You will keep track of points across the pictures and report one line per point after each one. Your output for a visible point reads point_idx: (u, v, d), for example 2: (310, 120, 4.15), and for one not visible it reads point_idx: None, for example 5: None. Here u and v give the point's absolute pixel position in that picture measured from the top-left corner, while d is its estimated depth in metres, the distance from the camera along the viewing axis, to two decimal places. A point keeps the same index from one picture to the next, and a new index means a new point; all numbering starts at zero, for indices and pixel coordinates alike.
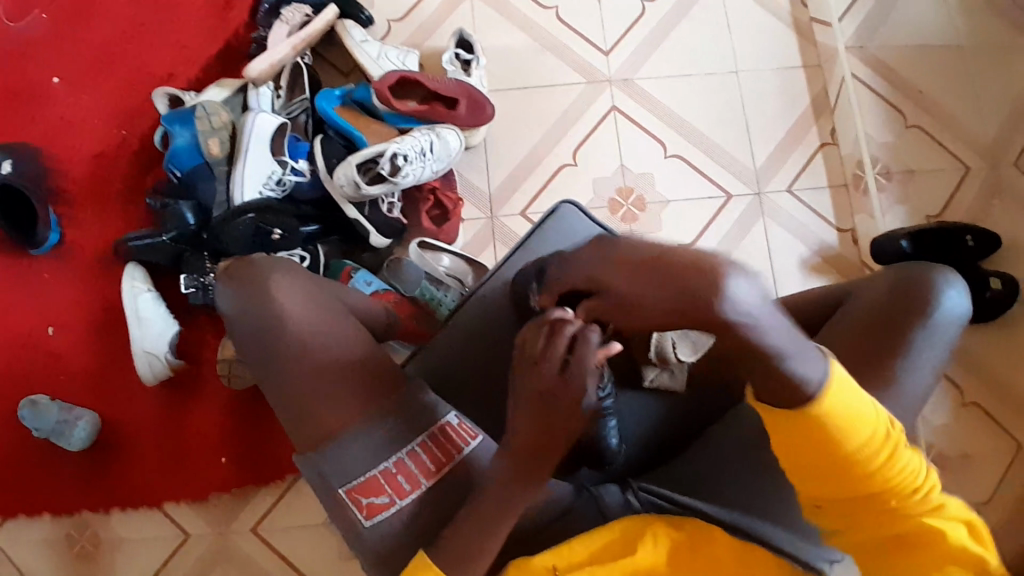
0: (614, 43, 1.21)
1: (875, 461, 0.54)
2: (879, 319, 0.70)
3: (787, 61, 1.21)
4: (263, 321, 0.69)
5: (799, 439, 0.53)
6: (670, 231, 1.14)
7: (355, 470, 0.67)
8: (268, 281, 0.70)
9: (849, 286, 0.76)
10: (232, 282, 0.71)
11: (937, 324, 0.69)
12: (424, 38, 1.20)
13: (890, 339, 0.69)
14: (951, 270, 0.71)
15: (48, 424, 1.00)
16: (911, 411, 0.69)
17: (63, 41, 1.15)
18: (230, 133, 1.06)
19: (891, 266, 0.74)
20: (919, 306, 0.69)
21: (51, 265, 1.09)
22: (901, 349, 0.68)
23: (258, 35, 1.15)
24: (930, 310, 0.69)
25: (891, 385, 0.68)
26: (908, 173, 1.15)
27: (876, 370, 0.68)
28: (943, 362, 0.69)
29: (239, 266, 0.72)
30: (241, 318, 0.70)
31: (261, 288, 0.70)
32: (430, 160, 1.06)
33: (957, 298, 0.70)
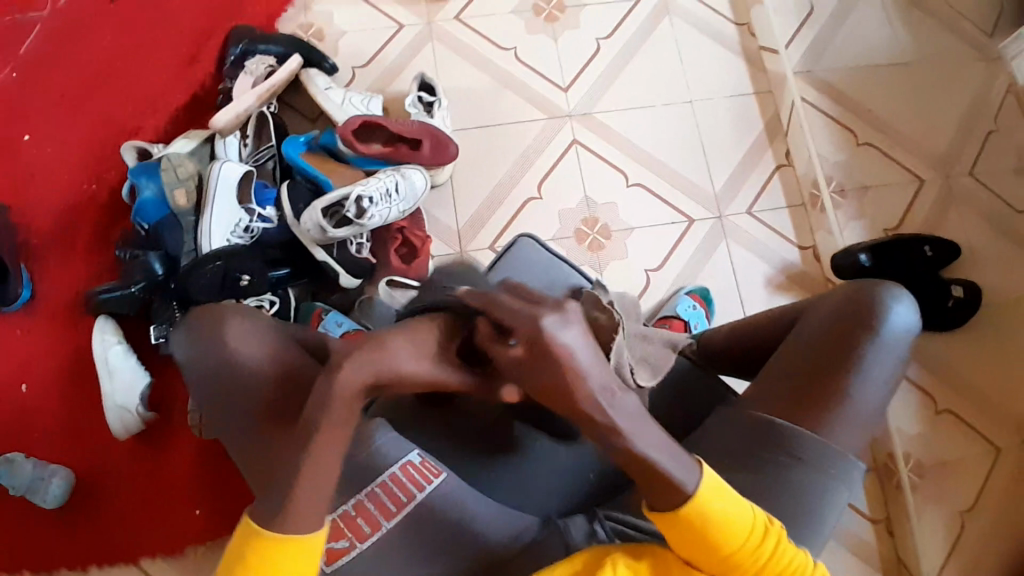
0: (572, 79, 1.25)
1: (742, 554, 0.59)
2: (832, 336, 0.71)
3: (739, 88, 1.25)
4: (218, 367, 0.66)
5: (687, 539, 0.57)
6: (636, 257, 1.16)
7: None
8: (224, 327, 0.67)
9: (802, 303, 0.77)
10: (191, 327, 0.69)
11: (886, 338, 0.70)
12: (387, 83, 1.24)
13: (843, 353, 0.70)
14: (896, 286, 0.73)
15: (25, 480, 0.99)
16: (868, 419, 0.70)
17: (29, 101, 1.16)
18: (196, 184, 1.07)
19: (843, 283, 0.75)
20: (866, 319, 0.70)
21: (23, 321, 1.09)
22: (852, 362, 0.69)
23: (224, 86, 1.17)
24: (877, 322, 0.70)
25: (844, 399, 0.69)
26: (864, 189, 1.18)
27: (829, 383, 0.69)
28: (897, 372, 0.70)
29: (198, 313, 0.69)
30: (197, 364, 0.68)
31: (217, 335, 0.67)
32: (395, 200, 1.09)
33: (906, 314, 0.71)
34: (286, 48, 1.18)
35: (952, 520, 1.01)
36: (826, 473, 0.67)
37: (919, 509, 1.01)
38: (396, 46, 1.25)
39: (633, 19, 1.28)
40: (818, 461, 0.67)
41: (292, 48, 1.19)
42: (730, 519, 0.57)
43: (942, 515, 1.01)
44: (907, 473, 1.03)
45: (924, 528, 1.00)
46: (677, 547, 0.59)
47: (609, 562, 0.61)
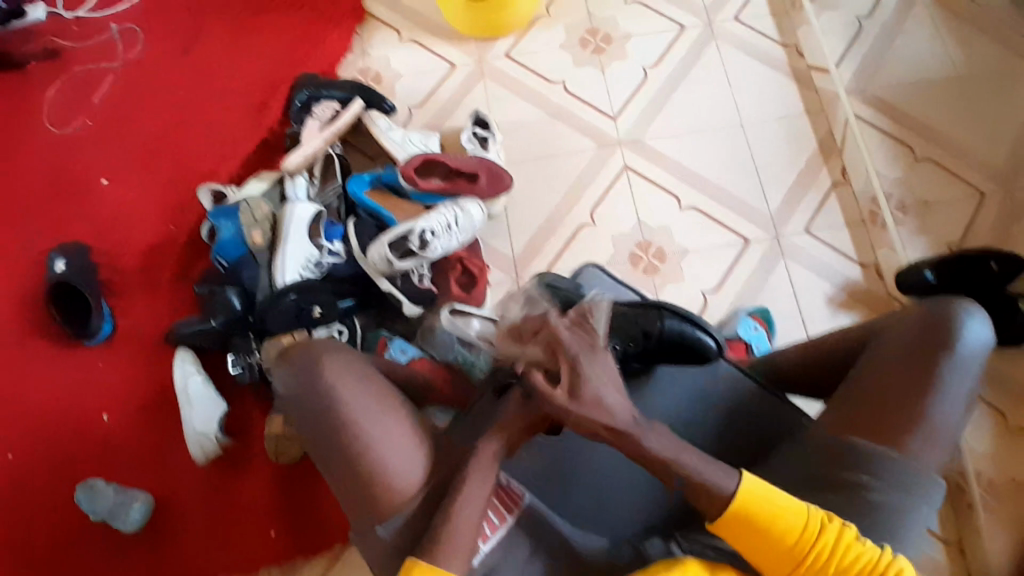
0: (621, 107, 1.28)
1: (805, 547, 0.62)
2: (908, 351, 0.71)
3: (789, 108, 1.26)
4: (312, 413, 0.71)
5: (749, 543, 0.63)
6: (692, 279, 1.16)
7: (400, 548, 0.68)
8: (321, 364, 0.71)
9: (875, 321, 0.78)
10: (287, 367, 0.73)
11: (964, 355, 0.70)
12: (443, 120, 1.29)
13: (921, 373, 0.70)
14: (970, 303, 0.73)
15: (105, 505, 1.03)
16: (946, 438, 0.69)
17: (115, 150, 1.25)
18: (270, 224, 1.14)
19: (918, 302, 0.76)
20: (944, 336, 0.70)
21: (107, 354, 1.15)
22: (931, 379, 0.69)
23: (292, 130, 1.24)
24: (954, 340, 0.70)
25: (921, 418, 0.68)
26: (924, 205, 1.16)
27: (911, 405, 0.69)
28: (973, 390, 0.70)
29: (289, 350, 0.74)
30: (292, 400, 0.72)
31: (310, 371, 0.71)
32: (456, 232, 1.13)
33: (980, 330, 0.71)
34: (349, 94, 1.25)
35: None
36: (906, 491, 0.66)
37: (997, 531, 0.97)
38: (450, 84, 1.31)
39: (679, 47, 1.31)
40: (895, 479, 0.67)
41: (354, 92, 1.25)
42: (778, 511, 0.63)
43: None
44: (983, 494, 0.99)
45: (1006, 553, 0.96)
46: (742, 550, 0.64)
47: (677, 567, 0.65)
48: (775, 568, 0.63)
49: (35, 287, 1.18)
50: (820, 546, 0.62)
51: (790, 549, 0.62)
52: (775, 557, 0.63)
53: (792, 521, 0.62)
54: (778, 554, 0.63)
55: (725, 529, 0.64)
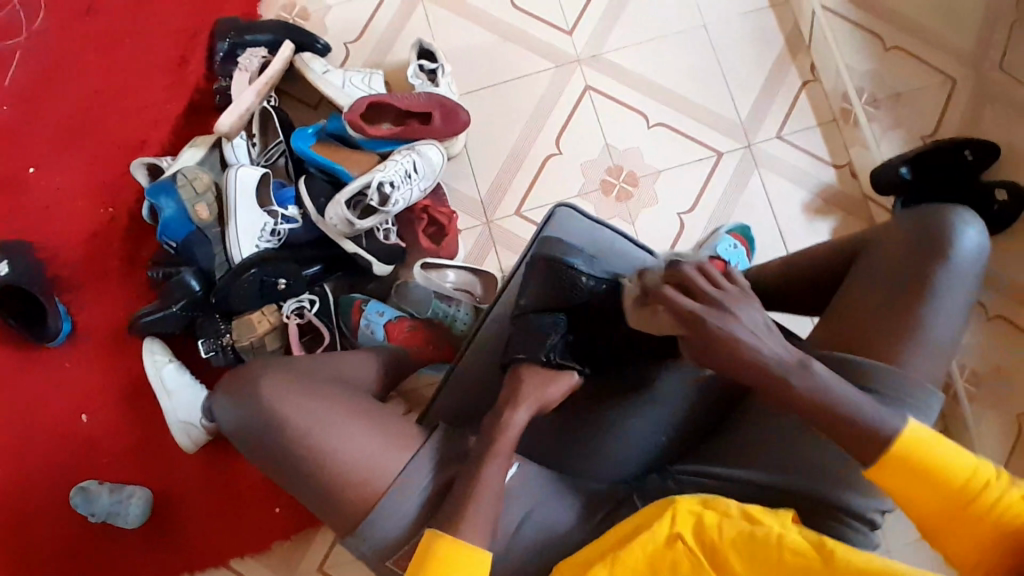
0: (575, 20, 1.18)
1: None
2: (901, 261, 0.74)
3: (754, 4, 1.18)
4: (266, 427, 0.69)
5: None
6: (666, 201, 1.13)
7: (394, 544, 0.66)
8: (260, 389, 0.70)
9: (862, 233, 0.80)
10: (232, 395, 0.72)
11: (958, 259, 0.72)
12: (384, 55, 1.18)
13: (917, 281, 0.72)
14: (964, 211, 0.75)
15: (103, 507, 1.02)
16: (940, 341, 0.72)
17: (27, 130, 1.13)
18: (214, 194, 1.06)
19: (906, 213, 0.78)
20: (937, 246, 0.73)
21: (70, 354, 1.10)
22: (926, 289, 0.71)
23: (220, 85, 1.13)
24: (948, 247, 0.73)
25: (914, 327, 0.71)
26: (895, 97, 1.12)
27: (905, 318, 0.71)
28: (969, 295, 0.72)
29: (236, 377, 0.73)
30: (246, 425, 0.70)
31: (257, 395, 0.70)
32: (415, 180, 1.06)
33: (972, 236, 0.74)
34: (277, 35, 1.13)
35: (1009, 424, 1.00)
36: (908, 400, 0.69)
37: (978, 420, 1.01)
38: (386, 14, 1.19)
39: None
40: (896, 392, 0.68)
41: (281, 33, 1.13)
42: None
43: (1004, 420, 1.01)
44: (964, 384, 1.03)
45: (986, 437, 1.00)
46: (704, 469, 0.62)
47: (669, 514, 0.63)
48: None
49: None
50: None
51: None
52: None
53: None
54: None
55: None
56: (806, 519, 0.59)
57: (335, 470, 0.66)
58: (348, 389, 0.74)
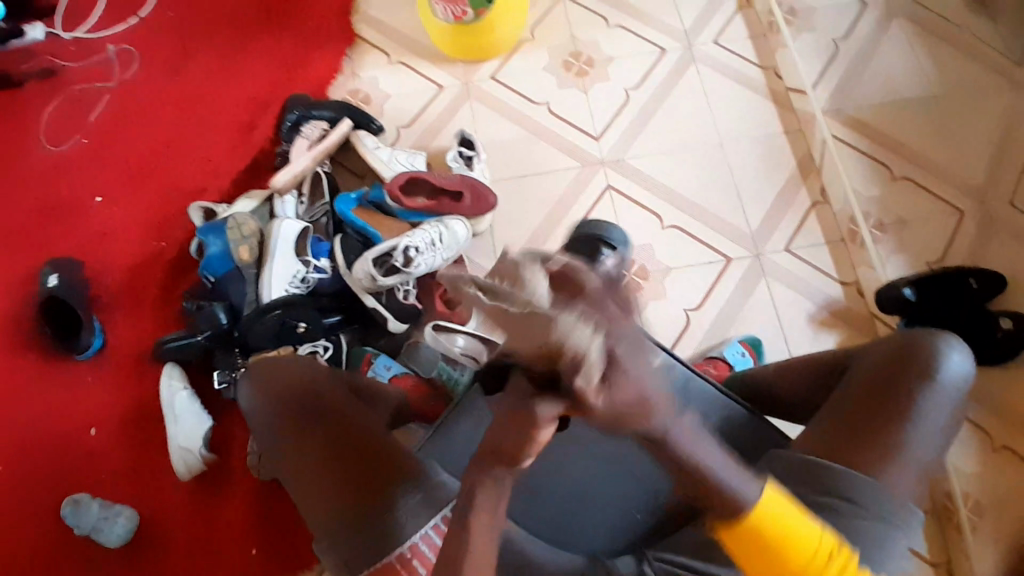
0: (604, 128, 1.30)
1: (825, 571, 0.59)
2: (888, 379, 0.77)
3: (770, 129, 1.28)
4: (274, 409, 0.85)
5: (753, 556, 0.57)
6: (674, 297, 1.18)
7: (364, 560, 0.71)
8: (276, 380, 0.87)
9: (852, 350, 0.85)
10: (252, 383, 0.89)
11: (946, 382, 0.76)
12: (429, 139, 1.31)
13: (904, 401, 0.75)
14: (949, 336, 0.80)
15: (88, 521, 1.04)
16: (924, 463, 0.74)
17: (107, 168, 1.27)
18: (258, 240, 1.16)
19: (903, 331, 0.82)
20: (924, 368, 0.77)
21: (92, 369, 1.16)
22: (911, 411, 0.75)
23: (282, 149, 1.27)
24: (936, 370, 0.77)
25: (900, 442, 0.74)
26: (902, 223, 1.18)
27: (892, 430, 0.74)
28: (952, 416, 0.76)
29: (259, 368, 0.89)
30: (256, 409, 0.86)
31: (274, 385, 0.86)
32: (439, 249, 1.15)
33: (960, 360, 0.78)
34: (338, 113, 1.28)
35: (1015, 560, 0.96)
36: (873, 510, 0.71)
37: (981, 553, 0.97)
38: (437, 106, 1.33)
39: (661, 68, 1.34)
40: (866, 497, 0.71)
41: (342, 111, 1.28)
42: (799, 540, 0.57)
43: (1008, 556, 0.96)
44: (967, 513, 0.99)
45: (988, 572, 0.96)
46: (739, 559, 0.58)
47: None
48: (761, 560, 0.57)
49: (25, 305, 1.20)
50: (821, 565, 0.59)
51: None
52: None
53: (807, 548, 0.58)
54: (784, 572, 0.58)
55: (737, 539, 0.55)
56: None
57: None
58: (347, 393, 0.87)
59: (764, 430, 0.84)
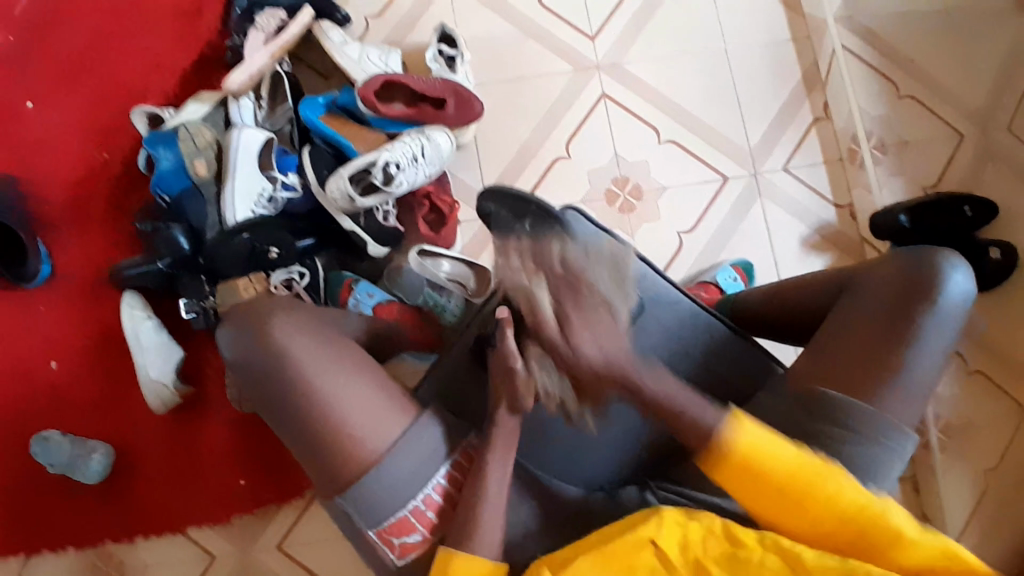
0: (600, 27, 1.18)
1: (815, 493, 0.60)
2: (883, 304, 0.70)
3: (776, 34, 1.18)
4: (276, 363, 0.68)
5: (749, 489, 0.61)
6: (669, 218, 1.13)
7: (381, 513, 0.66)
8: (273, 326, 0.70)
9: (848, 269, 0.78)
10: (236, 330, 0.71)
11: (945, 303, 0.69)
12: (404, 34, 1.16)
13: (900, 326, 0.69)
14: (953, 253, 0.72)
15: (62, 459, 0.99)
16: (924, 395, 0.69)
17: (29, 64, 1.10)
18: (215, 152, 1.04)
19: (899, 250, 0.74)
20: (921, 291, 0.69)
21: (46, 297, 1.06)
22: (908, 339, 0.68)
23: (232, 42, 1.10)
24: (934, 291, 0.69)
25: (894, 375, 0.68)
26: (903, 144, 1.14)
27: (888, 359, 0.68)
28: (951, 342, 0.69)
29: (243, 314, 0.72)
30: (250, 362, 0.70)
31: (271, 338, 0.69)
32: (422, 165, 1.05)
33: (963, 280, 0.70)
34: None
35: (974, 476, 1.04)
36: (882, 445, 0.66)
37: (946, 469, 1.04)
38: None
39: None
40: (870, 431, 0.66)
41: None
42: (775, 460, 0.60)
43: (967, 471, 1.04)
44: (936, 433, 1.05)
45: (951, 488, 1.04)
46: (747, 502, 0.62)
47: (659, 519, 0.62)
48: (769, 502, 0.61)
49: None
50: (813, 489, 0.60)
51: (801, 498, 0.60)
52: (773, 496, 0.61)
53: (784, 467, 0.60)
54: (770, 497, 0.61)
55: (727, 470, 0.62)
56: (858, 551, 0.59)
57: (330, 435, 0.66)
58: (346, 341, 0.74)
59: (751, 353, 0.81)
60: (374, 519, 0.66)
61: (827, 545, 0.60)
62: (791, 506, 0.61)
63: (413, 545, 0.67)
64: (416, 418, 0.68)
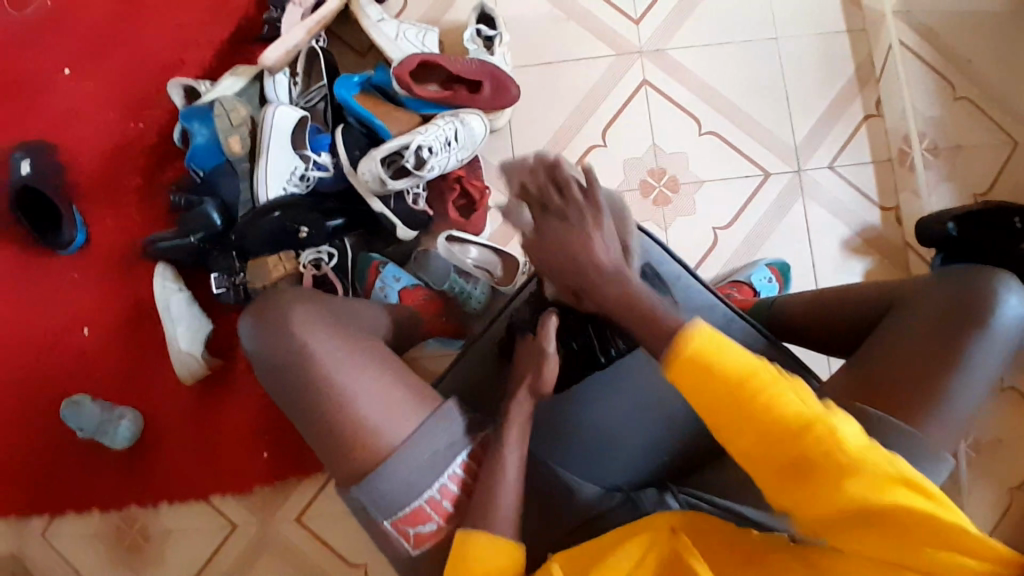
0: (644, 11, 1.13)
1: (768, 394, 0.50)
2: (934, 322, 0.69)
3: (831, 24, 1.13)
4: (292, 357, 0.67)
5: (705, 395, 0.52)
6: (703, 214, 1.10)
7: (398, 503, 0.64)
8: (286, 319, 0.69)
9: (897, 284, 0.76)
10: (255, 322, 0.70)
11: (998, 328, 0.67)
12: (442, 12, 1.14)
13: (948, 349, 0.67)
14: (1006, 274, 0.70)
15: (91, 424, 1.02)
16: (962, 423, 0.67)
17: (67, 31, 1.10)
18: (249, 129, 1.03)
19: (948, 269, 0.73)
20: (974, 313, 0.68)
21: (81, 265, 1.08)
22: (958, 363, 0.66)
23: (271, 16, 1.08)
24: (987, 315, 0.67)
25: (941, 400, 0.66)
26: (956, 148, 1.09)
27: (934, 384, 0.66)
28: (1000, 367, 0.67)
29: (261, 304, 0.71)
30: (267, 355, 0.69)
31: (284, 330, 0.68)
32: (454, 149, 1.03)
33: (1016, 304, 0.68)
34: None
35: (1003, 497, 1.02)
36: (917, 468, 0.64)
37: (975, 487, 1.02)
38: None
39: None
40: (912, 456, 0.64)
41: None
42: (737, 361, 0.51)
43: (995, 492, 1.02)
44: (966, 449, 1.03)
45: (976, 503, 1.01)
46: (705, 415, 0.52)
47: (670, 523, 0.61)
48: (718, 404, 0.51)
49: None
50: (767, 399, 0.50)
51: (749, 402, 0.50)
52: (724, 408, 0.51)
53: (736, 363, 0.51)
54: (723, 393, 0.51)
55: (685, 371, 0.52)
56: (809, 474, 0.48)
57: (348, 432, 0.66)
58: (362, 333, 0.73)
59: (789, 367, 0.79)
60: (390, 510, 0.65)
61: (758, 460, 0.50)
62: (740, 416, 0.51)
63: (429, 534, 0.66)
64: (433, 412, 0.67)
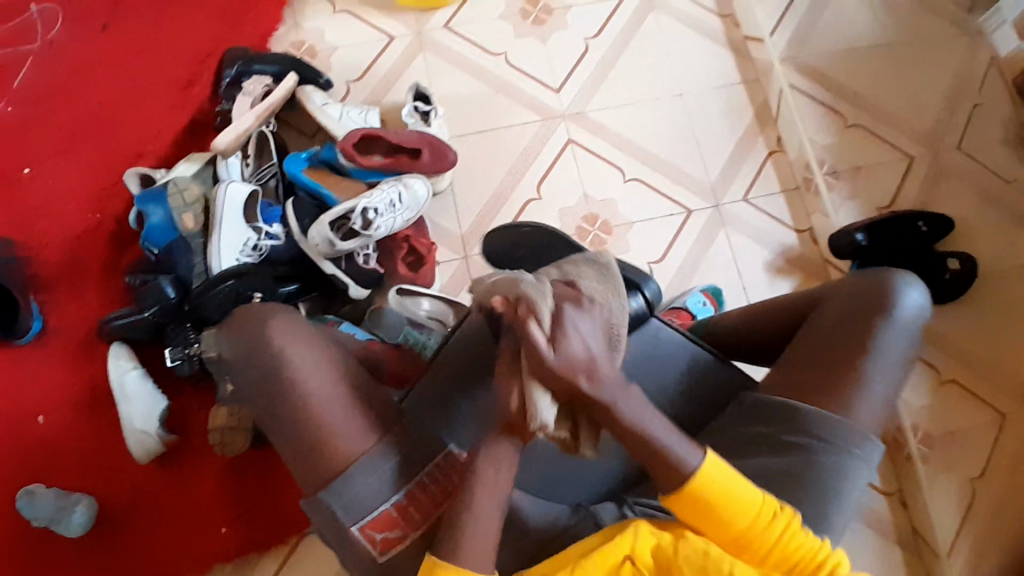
0: (563, 80, 1.27)
1: (773, 532, 0.61)
2: (844, 319, 0.73)
3: (727, 79, 1.28)
4: (257, 364, 0.69)
5: (702, 520, 0.61)
6: (638, 250, 1.18)
7: (367, 506, 0.65)
8: (253, 331, 0.70)
9: (813, 292, 0.80)
10: (229, 334, 0.73)
11: (899, 318, 0.72)
12: (383, 95, 1.26)
13: (857, 342, 0.71)
14: (906, 273, 0.75)
15: (46, 511, 1.00)
16: (881, 398, 0.70)
17: (28, 136, 1.17)
18: (203, 207, 1.09)
19: (856, 273, 0.77)
20: (875, 307, 0.72)
21: (37, 352, 1.09)
22: (867, 350, 0.71)
23: (222, 108, 1.19)
24: (889, 306, 0.72)
25: (856, 383, 0.70)
26: (855, 170, 1.21)
27: (851, 365, 0.71)
28: (908, 353, 0.72)
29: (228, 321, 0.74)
30: (236, 363, 0.72)
31: (255, 339, 0.70)
32: (400, 210, 1.11)
33: (916, 297, 0.73)
34: (282, 67, 1.20)
35: (964, 487, 1.05)
36: (847, 451, 0.68)
37: (932, 484, 1.06)
38: (389, 59, 1.27)
39: (618, 17, 1.31)
40: (837, 439, 0.68)
41: (288, 66, 1.20)
42: (731, 497, 0.61)
43: (956, 487, 1.05)
44: (917, 445, 1.07)
45: (938, 499, 1.05)
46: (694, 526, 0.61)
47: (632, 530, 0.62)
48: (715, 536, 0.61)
49: None
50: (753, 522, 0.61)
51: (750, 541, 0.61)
52: (712, 522, 0.61)
53: (748, 504, 0.61)
54: (723, 532, 0.61)
55: (683, 505, 0.61)
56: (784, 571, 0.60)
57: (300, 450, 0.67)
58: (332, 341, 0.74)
59: (728, 374, 0.82)
60: (358, 513, 0.65)
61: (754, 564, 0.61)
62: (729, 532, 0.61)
63: (394, 541, 0.65)
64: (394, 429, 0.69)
